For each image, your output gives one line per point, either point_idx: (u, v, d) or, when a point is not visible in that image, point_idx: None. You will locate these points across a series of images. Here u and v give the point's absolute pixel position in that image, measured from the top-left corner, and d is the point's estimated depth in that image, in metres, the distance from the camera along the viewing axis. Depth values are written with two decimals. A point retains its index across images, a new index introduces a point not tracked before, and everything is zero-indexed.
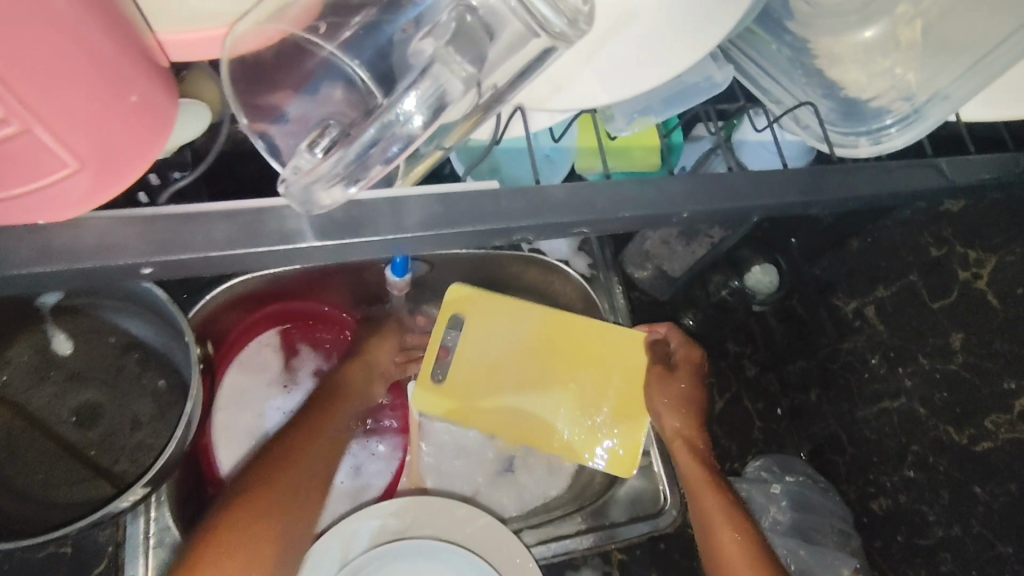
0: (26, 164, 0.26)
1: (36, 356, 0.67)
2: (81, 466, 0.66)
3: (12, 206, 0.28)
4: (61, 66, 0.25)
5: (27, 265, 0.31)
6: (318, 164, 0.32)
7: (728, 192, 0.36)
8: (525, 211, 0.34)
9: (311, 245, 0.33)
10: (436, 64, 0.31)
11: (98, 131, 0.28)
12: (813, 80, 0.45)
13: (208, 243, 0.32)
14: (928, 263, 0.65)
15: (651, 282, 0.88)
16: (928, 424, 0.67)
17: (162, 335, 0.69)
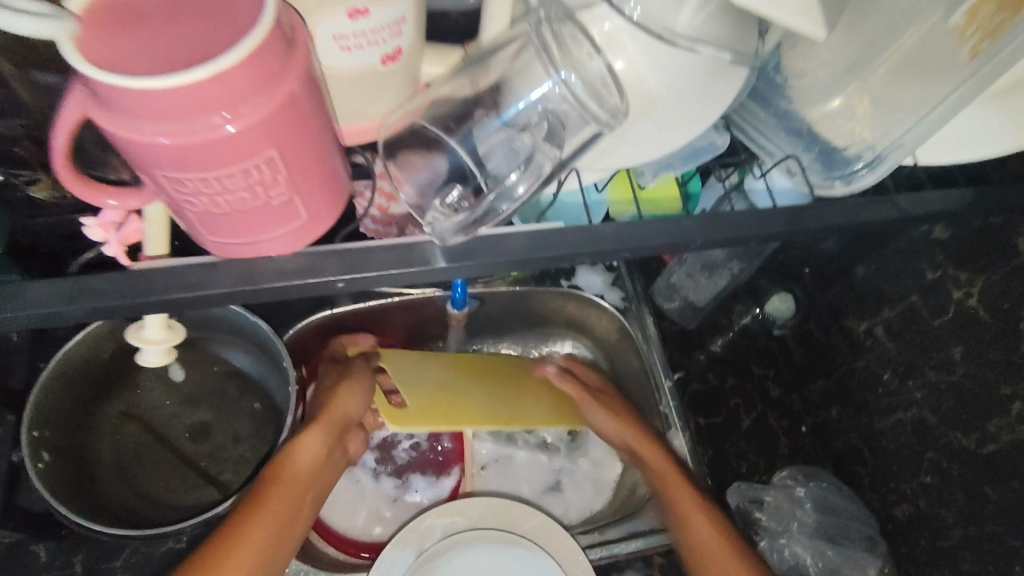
0: (271, 220, 0.33)
1: (157, 381, 0.80)
2: (194, 474, 0.77)
3: (248, 247, 0.36)
4: (309, 151, 0.31)
5: (272, 282, 0.37)
6: (453, 214, 0.41)
7: (738, 222, 0.46)
8: (582, 243, 0.42)
9: (445, 267, 0.39)
10: (538, 155, 0.40)
11: (317, 194, 0.34)
12: (801, 137, 0.52)
13: (379, 268, 0.38)
14: (926, 285, 0.73)
15: (680, 312, 0.97)
16: (939, 431, 0.74)
17: (260, 363, 0.81)
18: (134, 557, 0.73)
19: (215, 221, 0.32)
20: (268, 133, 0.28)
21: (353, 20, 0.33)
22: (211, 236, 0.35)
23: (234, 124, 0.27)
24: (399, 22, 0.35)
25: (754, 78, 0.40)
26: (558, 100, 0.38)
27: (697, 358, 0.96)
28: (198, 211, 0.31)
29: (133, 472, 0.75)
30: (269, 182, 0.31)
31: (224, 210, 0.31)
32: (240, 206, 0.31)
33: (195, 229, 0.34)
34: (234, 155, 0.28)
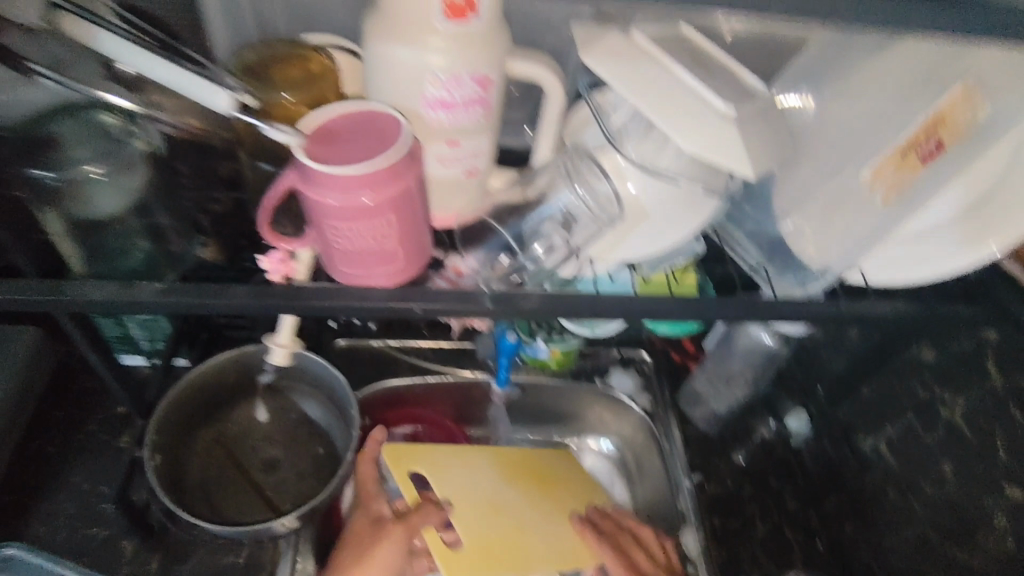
0: (379, 260, 0.49)
1: (244, 419, 0.96)
2: (262, 502, 0.91)
3: (355, 278, 0.51)
4: (413, 221, 0.48)
5: (376, 300, 0.51)
6: (495, 269, 0.56)
7: (726, 302, 0.55)
8: (588, 304, 0.53)
9: (488, 307, 0.51)
10: (558, 238, 0.56)
11: (413, 250, 0.50)
12: (772, 250, 0.60)
13: (430, 302, 0.51)
14: (920, 404, 0.81)
15: (702, 419, 1.07)
16: (942, 548, 0.77)
17: (328, 414, 0.95)
18: (198, 566, 0.84)
19: (344, 254, 0.48)
20: (393, 204, 0.46)
21: (450, 147, 0.51)
22: (337, 268, 0.50)
23: (370, 198, 0.45)
24: (479, 151, 0.53)
25: (724, 207, 0.56)
26: (576, 205, 0.55)
27: (716, 463, 1.03)
28: (338, 248, 0.48)
29: (214, 492, 0.90)
30: (386, 236, 0.48)
31: (353, 249, 0.48)
32: (365, 248, 0.48)
33: (327, 261, 0.50)
34: (371, 216, 0.46)
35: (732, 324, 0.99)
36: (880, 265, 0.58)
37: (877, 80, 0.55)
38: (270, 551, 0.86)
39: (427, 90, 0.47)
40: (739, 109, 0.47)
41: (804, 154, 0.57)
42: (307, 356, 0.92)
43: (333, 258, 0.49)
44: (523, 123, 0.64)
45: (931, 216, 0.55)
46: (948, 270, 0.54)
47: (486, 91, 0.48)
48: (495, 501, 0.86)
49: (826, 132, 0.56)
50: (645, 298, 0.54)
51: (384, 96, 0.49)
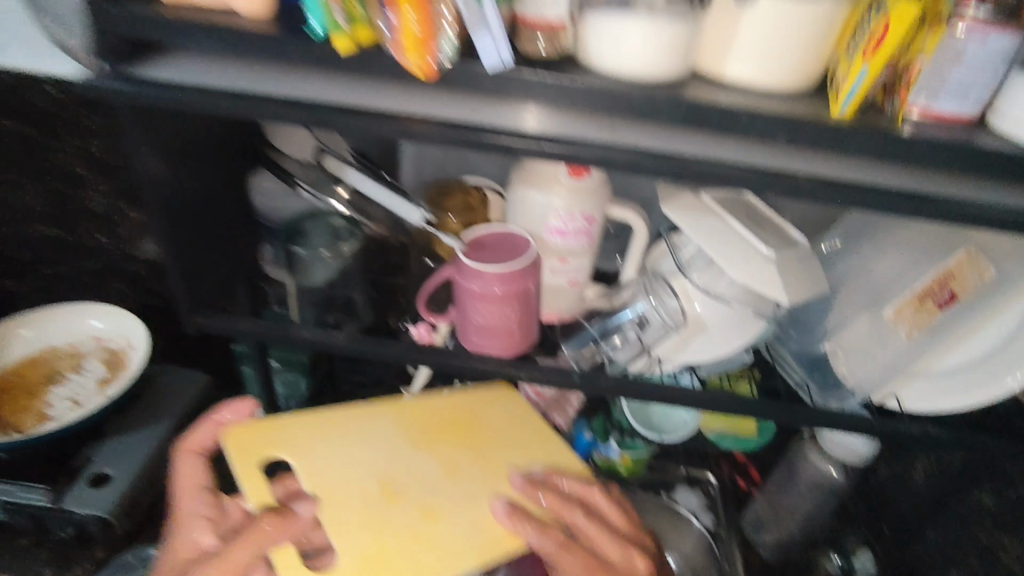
0: (500, 338, 0.67)
1: None
2: None
3: (480, 348, 0.69)
4: (528, 311, 0.66)
5: (493, 366, 0.69)
6: (584, 352, 0.72)
7: (771, 407, 0.67)
8: (655, 391, 0.67)
9: (578, 383, 0.67)
10: (634, 335, 0.71)
11: (524, 333, 0.68)
12: (813, 371, 0.71)
13: (535, 374, 0.68)
14: (982, 551, 0.83)
15: (766, 546, 1.10)
16: None
17: None
18: None
19: (476, 329, 0.67)
20: (516, 298, 0.64)
21: (559, 262, 0.69)
22: (468, 339, 0.69)
23: (501, 292, 0.63)
24: (580, 267, 0.70)
25: (773, 329, 0.69)
26: (653, 315, 0.71)
27: None
28: (472, 324, 0.67)
29: None
30: (508, 320, 0.66)
31: (482, 327, 0.66)
32: (491, 327, 0.66)
33: (462, 333, 0.69)
34: (500, 304, 0.64)
35: (795, 455, 1.06)
36: (917, 396, 0.67)
37: (904, 242, 0.68)
38: None
39: (549, 221, 0.67)
40: (778, 254, 0.63)
41: (841, 298, 0.72)
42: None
43: (466, 329, 0.68)
44: (614, 252, 0.81)
45: (968, 351, 0.65)
46: (982, 399, 0.62)
47: (590, 225, 0.67)
48: (388, 479, 0.69)
49: (863, 282, 0.71)
50: (699, 392, 0.67)
51: (517, 221, 0.69)
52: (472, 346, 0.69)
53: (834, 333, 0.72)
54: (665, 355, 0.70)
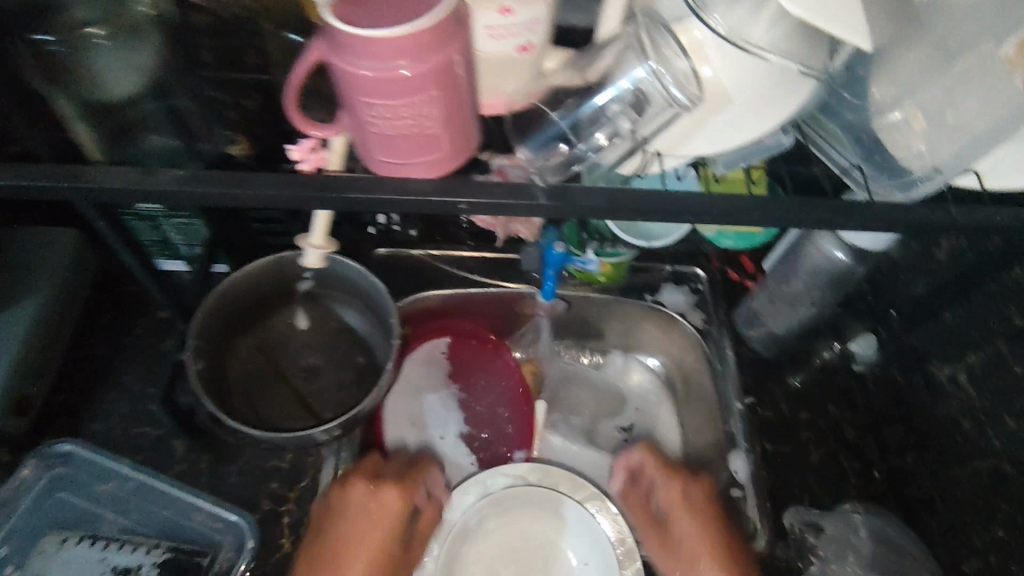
0: (418, 144, 0.43)
1: (286, 325, 0.95)
2: (300, 408, 0.91)
3: (400, 165, 0.45)
4: (448, 105, 0.42)
5: (425, 192, 0.45)
6: (544, 160, 0.50)
7: (803, 210, 0.48)
8: (652, 200, 0.46)
9: (543, 203, 0.45)
10: (614, 116, 0.48)
11: (448, 135, 0.44)
12: (866, 147, 0.53)
13: (479, 193, 0.45)
14: (1013, 331, 0.73)
15: (760, 340, 1.01)
16: (1016, 481, 0.72)
17: (370, 324, 0.94)
18: (246, 466, 0.85)
19: (384, 139, 0.43)
20: (418, 79, 0.39)
21: (502, 16, 0.46)
22: (380, 156, 0.44)
23: (410, 70, 0.38)
24: (534, 22, 0.47)
25: (819, 93, 0.48)
26: (650, 87, 0.46)
27: (772, 389, 0.99)
28: (376, 129, 0.42)
29: (256, 396, 0.90)
30: (415, 117, 0.41)
31: (385, 129, 0.42)
32: (399, 128, 0.42)
33: (369, 150, 0.44)
34: (402, 88, 0.39)
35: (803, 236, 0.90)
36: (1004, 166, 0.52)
37: None
38: (313, 455, 0.87)
39: None
40: None
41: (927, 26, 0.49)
42: (345, 263, 0.88)
43: (368, 146, 0.44)
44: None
45: None
46: None
47: None
48: None
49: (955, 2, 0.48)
50: (726, 196, 0.48)
51: None
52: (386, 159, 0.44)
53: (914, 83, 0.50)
54: (666, 150, 0.49)
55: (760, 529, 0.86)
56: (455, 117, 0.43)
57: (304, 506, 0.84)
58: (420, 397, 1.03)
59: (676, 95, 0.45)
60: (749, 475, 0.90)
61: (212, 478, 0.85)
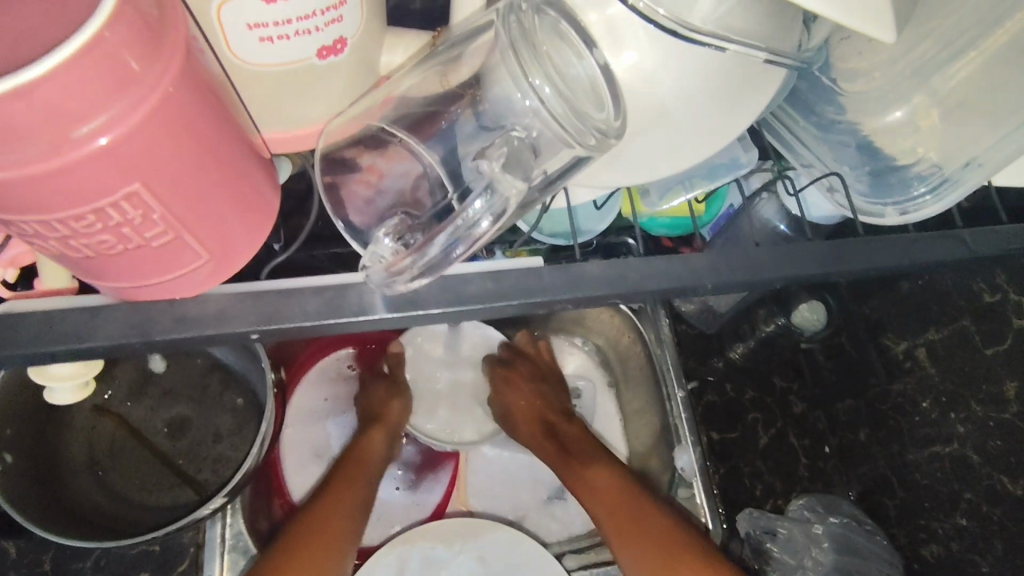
0: (164, 257, 0.31)
1: (135, 372, 0.76)
2: (170, 473, 0.73)
3: (141, 289, 0.34)
4: (192, 180, 0.29)
5: (234, 325, 0.35)
6: (395, 258, 0.35)
7: (747, 266, 0.39)
8: (559, 285, 0.37)
9: (382, 317, 0.36)
10: (492, 179, 0.33)
11: (216, 229, 0.32)
12: (840, 150, 0.49)
13: (302, 316, 0.36)
14: (981, 308, 0.67)
15: (698, 315, 0.89)
16: (981, 472, 0.66)
17: (240, 358, 0.76)
18: (105, 559, 0.69)
19: (109, 260, 0.31)
20: (132, 170, 0.26)
21: (269, 8, 0.28)
22: (113, 279, 0.32)
23: (91, 144, 0.24)
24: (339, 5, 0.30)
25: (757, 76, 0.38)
26: (533, 124, 0.33)
27: (715, 365, 0.90)
28: (75, 252, 0.30)
29: (106, 469, 0.71)
30: (142, 220, 0.29)
31: (111, 249, 0.30)
32: (124, 245, 0.30)
33: (93, 276, 0.32)
34: (98, 188, 0.26)
35: None
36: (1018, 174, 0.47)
37: None
38: (190, 530, 0.71)
39: None
40: None
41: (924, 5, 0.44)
42: None
43: (82, 271, 0.32)
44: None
45: None
46: None
47: None
48: None
49: None
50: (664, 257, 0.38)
51: None
52: (118, 278, 0.32)
53: (897, 83, 0.47)
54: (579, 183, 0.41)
55: (714, 537, 0.79)
56: (192, 206, 0.30)
57: None
58: (321, 425, 0.87)
59: (563, 121, 0.32)
60: (696, 472, 0.82)
61: None
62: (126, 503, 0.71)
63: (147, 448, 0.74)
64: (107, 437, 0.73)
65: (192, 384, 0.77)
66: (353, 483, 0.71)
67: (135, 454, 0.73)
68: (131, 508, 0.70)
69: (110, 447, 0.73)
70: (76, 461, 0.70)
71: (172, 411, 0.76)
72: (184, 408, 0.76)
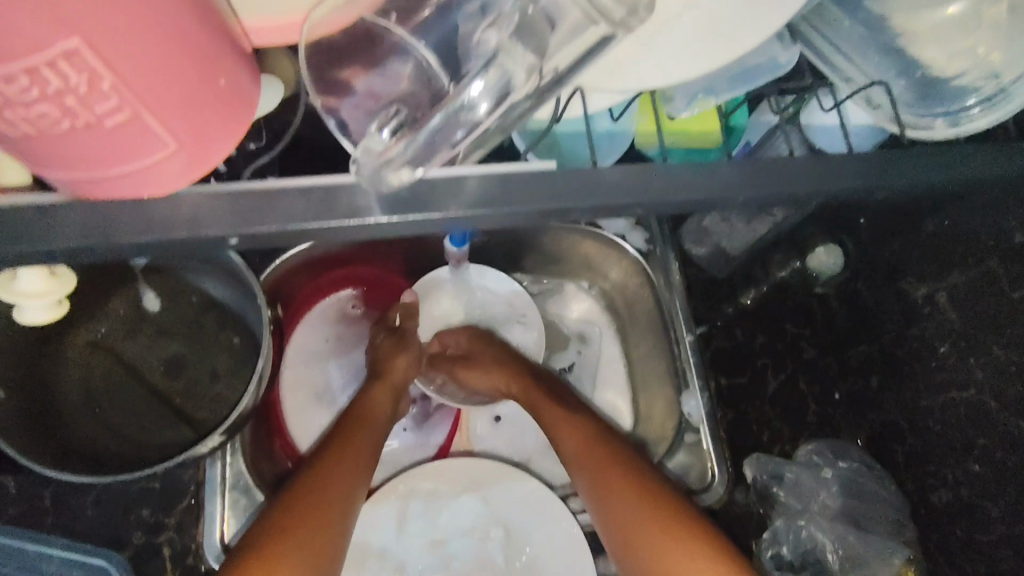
0: (123, 143, 0.29)
1: (128, 310, 0.74)
2: (169, 411, 0.72)
3: (104, 182, 0.31)
4: (147, 47, 0.26)
5: (210, 227, 0.35)
6: (389, 146, 0.35)
7: (782, 179, 0.40)
8: (578, 195, 0.37)
9: (381, 219, 0.36)
10: (501, 56, 0.34)
11: (181, 113, 0.30)
12: (887, 60, 0.45)
13: (288, 217, 0.35)
14: (1011, 249, 0.61)
15: (708, 259, 0.87)
16: (999, 418, 0.63)
17: (237, 297, 0.74)
18: (105, 495, 0.69)
19: (58, 144, 0.28)
20: (71, 20, 0.24)
21: None
22: (69, 170, 0.30)
23: None
24: None
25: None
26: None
27: (725, 311, 0.87)
28: (17, 132, 0.27)
29: (102, 406, 0.70)
30: (91, 90, 0.26)
31: (59, 128, 0.27)
32: (70, 122, 0.27)
33: (47, 168, 0.30)
34: (29, 42, 0.23)
35: None
36: None
37: None
38: (191, 468, 0.71)
39: None
40: None
41: None
42: None
43: (33, 162, 0.29)
44: None
45: None
46: None
47: None
48: None
49: None
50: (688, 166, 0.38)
51: None
52: (75, 167, 0.30)
53: None
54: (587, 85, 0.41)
55: (719, 482, 0.77)
56: (150, 79, 0.27)
57: (185, 531, 0.69)
58: (323, 366, 0.86)
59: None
60: (703, 417, 0.81)
61: (64, 515, 0.68)
62: (121, 441, 0.69)
63: (143, 387, 0.73)
64: (100, 375, 0.71)
65: (187, 324, 0.75)
66: (350, 439, 0.70)
67: (130, 392, 0.72)
68: (130, 445, 0.69)
69: (106, 385, 0.71)
70: (71, 397, 0.69)
71: (168, 349, 0.74)
72: (179, 347, 0.75)
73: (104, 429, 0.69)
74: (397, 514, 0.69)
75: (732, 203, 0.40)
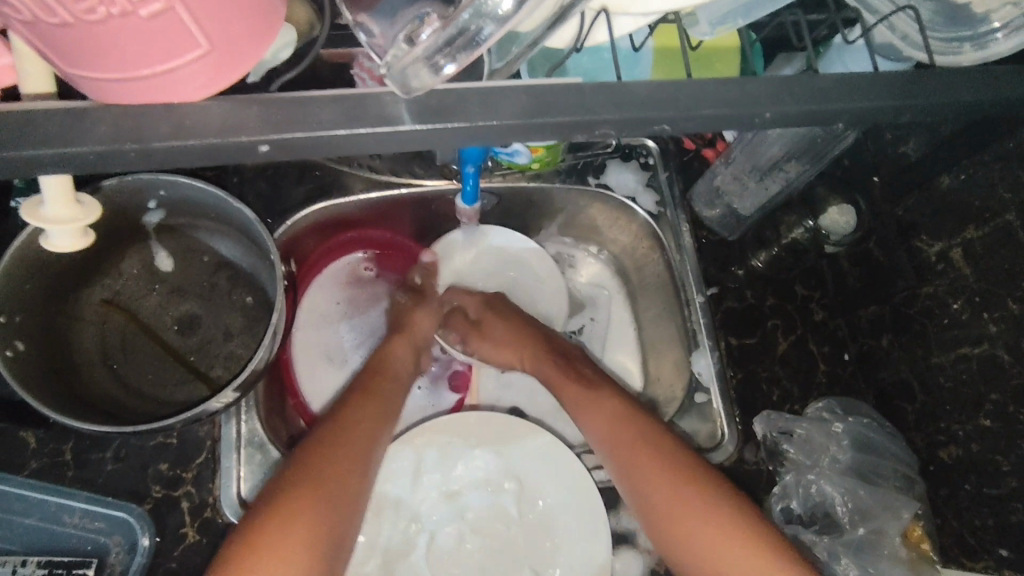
0: (158, 38, 0.29)
1: (142, 269, 0.74)
2: (184, 368, 0.73)
3: (135, 84, 0.32)
4: None
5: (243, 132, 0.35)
6: (415, 46, 0.33)
7: (812, 93, 0.39)
8: (606, 101, 0.37)
9: (413, 128, 0.36)
10: None
11: (214, 13, 0.30)
12: None
13: (321, 123, 0.35)
14: None
15: (720, 221, 0.87)
16: (1012, 371, 0.63)
17: (249, 256, 0.74)
18: (124, 450, 0.70)
19: (92, 34, 0.28)
20: None
21: None
22: (101, 69, 0.30)
23: None
24: None
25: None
26: None
27: (736, 274, 0.87)
28: (53, 17, 0.27)
29: (119, 362, 0.71)
30: None
31: (93, 14, 0.27)
32: (104, 10, 0.27)
33: (80, 63, 0.30)
34: None
35: None
36: None
37: None
38: (207, 424, 0.72)
39: None
40: None
41: None
42: (194, 184, 0.66)
43: (66, 55, 0.30)
44: None
45: None
46: None
47: None
48: None
49: None
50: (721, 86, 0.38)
51: None
52: (108, 64, 0.30)
53: None
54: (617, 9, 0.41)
55: (730, 439, 0.78)
56: None
57: (202, 485, 0.70)
58: (334, 328, 0.87)
59: None
60: (713, 377, 0.81)
61: (83, 469, 0.69)
62: (137, 397, 0.70)
63: (156, 345, 0.73)
64: (115, 333, 0.72)
65: (199, 283, 0.75)
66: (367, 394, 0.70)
67: (145, 349, 0.73)
68: (146, 401, 0.70)
69: (122, 342, 0.72)
70: (89, 353, 0.70)
71: (181, 308, 0.75)
72: (191, 307, 0.75)
73: (121, 386, 0.70)
74: (411, 467, 0.69)
75: (753, 124, 0.40)
